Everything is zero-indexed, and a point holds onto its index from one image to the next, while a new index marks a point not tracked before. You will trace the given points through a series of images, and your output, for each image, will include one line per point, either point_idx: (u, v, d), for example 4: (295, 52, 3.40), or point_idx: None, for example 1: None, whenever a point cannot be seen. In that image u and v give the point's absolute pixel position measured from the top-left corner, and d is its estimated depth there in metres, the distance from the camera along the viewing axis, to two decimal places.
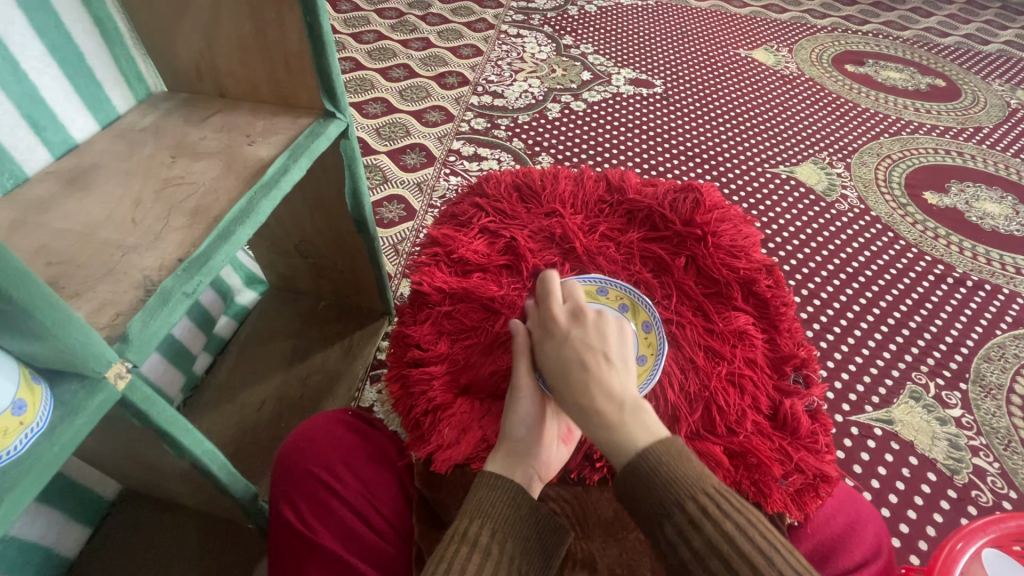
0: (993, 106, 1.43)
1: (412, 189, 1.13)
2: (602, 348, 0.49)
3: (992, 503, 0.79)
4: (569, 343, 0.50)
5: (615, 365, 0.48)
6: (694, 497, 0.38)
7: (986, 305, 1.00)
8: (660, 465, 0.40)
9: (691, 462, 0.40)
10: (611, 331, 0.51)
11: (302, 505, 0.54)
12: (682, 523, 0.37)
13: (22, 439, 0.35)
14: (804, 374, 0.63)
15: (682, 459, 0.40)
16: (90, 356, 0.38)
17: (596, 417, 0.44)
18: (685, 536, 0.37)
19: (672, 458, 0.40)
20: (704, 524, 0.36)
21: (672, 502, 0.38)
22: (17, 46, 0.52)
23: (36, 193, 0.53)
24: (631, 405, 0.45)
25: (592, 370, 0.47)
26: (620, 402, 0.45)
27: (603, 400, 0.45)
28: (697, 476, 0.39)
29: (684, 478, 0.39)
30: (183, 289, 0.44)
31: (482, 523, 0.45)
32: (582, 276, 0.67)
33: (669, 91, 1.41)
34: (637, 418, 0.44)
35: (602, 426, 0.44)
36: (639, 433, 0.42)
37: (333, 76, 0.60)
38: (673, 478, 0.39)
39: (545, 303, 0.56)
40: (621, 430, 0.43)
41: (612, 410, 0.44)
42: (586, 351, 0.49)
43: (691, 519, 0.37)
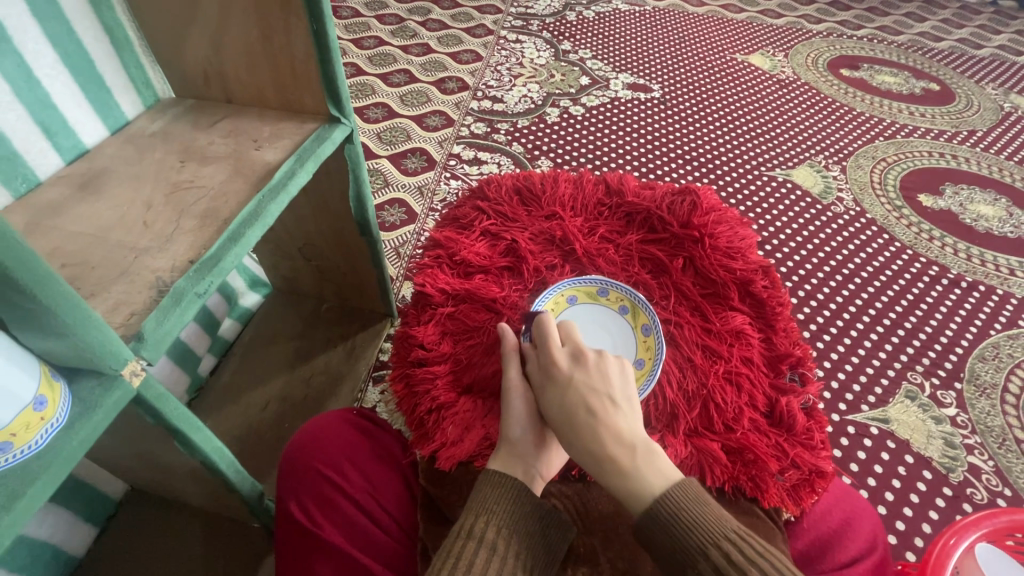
0: (987, 110, 1.45)
1: (414, 193, 1.15)
2: (607, 390, 0.51)
3: (987, 500, 0.80)
4: (573, 387, 0.52)
5: (620, 407, 0.50)
6: (718, 544, 0.40)
7: (981, 306, 1.02)
8: (679, 507, 0.42)
9: (706, 501, 0.43)
10: (612, 373, 0.53)
11: (309, 503, 0.55)
12: (709, 572, 0.40)
13: (43, 434, 0.36)
14: (799, 372, 0.64)
15: (701, 503, 0.43)
16: (107, 354, 0.39)
17: (610, 464, 0.46)
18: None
19: (689, 502, 0.43)
20: (730, 572, 0.39)
21: (696, 551, 0.41)
22: (30, 54, 0.54)
23: (49, 197, 0.54)
24: (642, 448, 0.47)
25: (601, 415, 0.49)
26: (632, 446, 0.47)
27: (615, 446, 0.47)
28: (716, 521, 0.42)
29: (705, 524, 0.41)
30: (194, 290, 0.46)
31: (487, 520, 0.46)
32: (582, 277, 0.69)
33: (667, 95, 1.43)
34: (649, 460, 0.46)
35: (616, 473, 0.46)
36: (654, 479, 0.45)
37: (338, 82, 0.61)
38: (695, 523, 0.41)
39: (543, 346, 0.56)
40: (636, 476, 0.45)
41: (625, 455, 0.46)
42: (591, 395, 0.51)
43: (715, 566, 0.40)
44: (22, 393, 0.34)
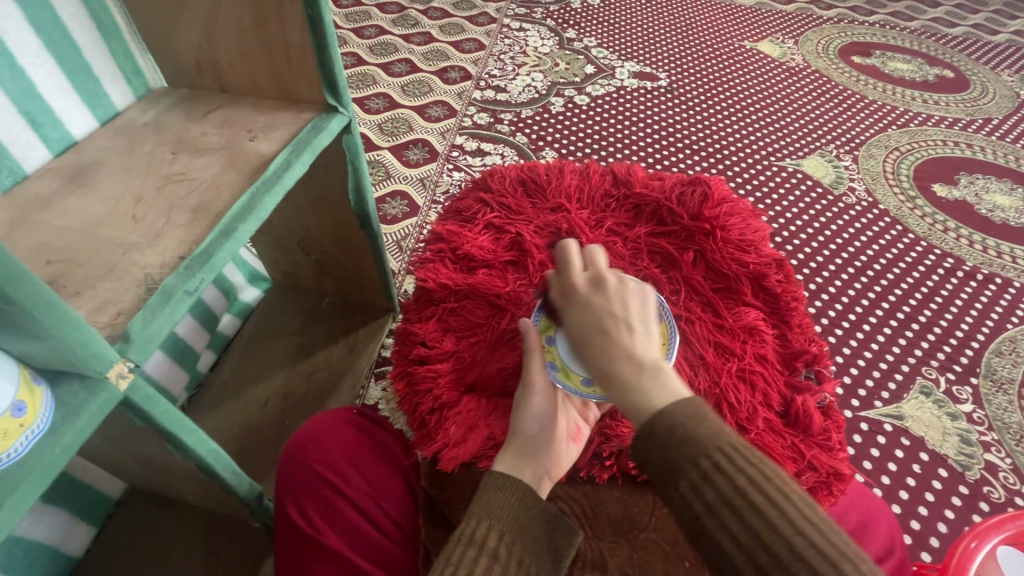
0: (1002, 97, 1.41)
1: (415, 185, 1.12)
2: (622, 312, 0.47)
3: (1005, 499, 0.78)
4: (588, 309, 0.49)
5: (635, 327, 0.46)
6: (709, 453, 0.37)
7: (997, 298, 0.99)
8: (677, 422, 0.38)
9: (710, 420, 0.38)
10: (633, 296, 0.49)
11: (307, 505, 0.54)
12: (695, 480, 0.36)
13: (22, 441, 0.34)
14: (815, 370, 0.62)
15: (702, 420, 0.38)
16: (89, 356, 0.37)
17: (615, 380, 0.43)
18: (697, 489, 0.36)
19: (691, 419, 0.38)
20: (717, 479, 0.36)
21: (684, 459, 0.37)
22: (13, 42, 0.51)
23: (36, 190, 0.52)
24: (650, 365, 0.43)
25: (612, 334, 0.46)
26: (640, 362, 0.43)
27: (624, 364, 0.43)
28: (712, 436, 0.37)
29: (699, 436, 0.38)
30: (184, 288, 0.44)
31: (490, 525, 0.44)
32: None
33: (674, 84, 1.39)
34: (657, 378, 0.42)
35: (620, 388, 0.42)
36: (661, 397, 0.40)
37: (335, 69, 0.59)
38: (688, 437, 0.38)
39: (565, 271, 0.54)
40: (640, 392, 0.41)
41: (631, 371, 0.43)
42: (605, 315, 0.47)
43: (704, 474, 0.36)
44: None
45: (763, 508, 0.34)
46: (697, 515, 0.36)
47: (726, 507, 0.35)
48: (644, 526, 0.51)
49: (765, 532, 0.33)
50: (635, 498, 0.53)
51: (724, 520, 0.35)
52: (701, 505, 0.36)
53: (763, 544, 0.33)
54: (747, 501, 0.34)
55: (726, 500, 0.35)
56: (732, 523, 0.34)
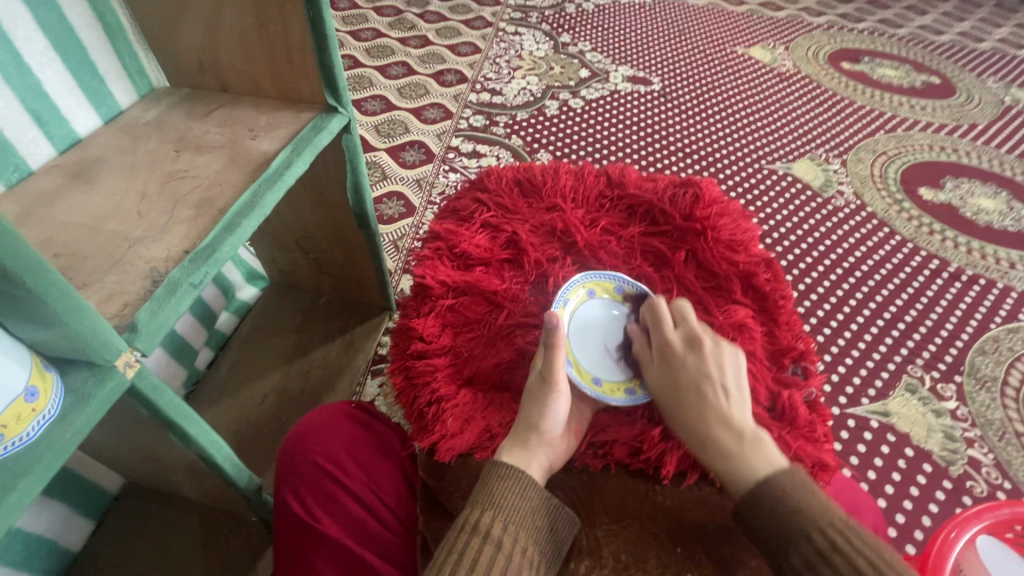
0: (987, 103, 1.44)
1: (412, 186, 1.14)
2: (719, 379, 0.54)
3: (987, 493, 0.80)
4: (685, 372, 0.55)
5: (732, 395, 0.53)
6: (822, 529, 0.42)
7: (981, 299, 1.02)
8: (783, 493, 0.45)
9: (813, 493, 0.45)
10: (726, 362, 0.55)
11: (308, 497, 0.55)
12: (811, 555, 0.41)
13: (34, 426, 0.36)
14: (802, 365, 0.64)
15: (806, 491, 0.45)
16: (100, 344, 0.38)
17: (715, 445, 0.50)
18: (812, 564, 0.41)
19: (793, 487, 0.45)
20: (834, 558, 0.40)
21: (799, 534, 0.43)
22: (20, 40, 0.52)
23: (41, 186, 0.53)
24: (749, 435, 0.50)
25: (712, 402, 0.52)
26: (740, 432, 0.50)
27: (724, 432, 0.50)
28: (822, 510, 0.43)
29: (811, 510, 0.43)
30: (189, 280, 0.45)
31: (494, 515, 0.46)
32: (597, 272, 0.67)
33: (667, 89, 1.41)
34: (756, 447, 0.49)
35: (721, 454, 0.50)
36: (761, 465, 0.48)
37: (335, 70, 0.60)
38: (798, 509, 0.44)
39: (658, 326, 0.60)
40: (742, 460, 0.48)
41: (730, 440, 0.50)
42: (703, 380, 0.54)
43: (819, 551, 0.41)
44: (11, 383, 0.33)
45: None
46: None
47: None
48: (637, 515, 0.53)
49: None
50: (628, 489, 0.55)
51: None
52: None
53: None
54: None
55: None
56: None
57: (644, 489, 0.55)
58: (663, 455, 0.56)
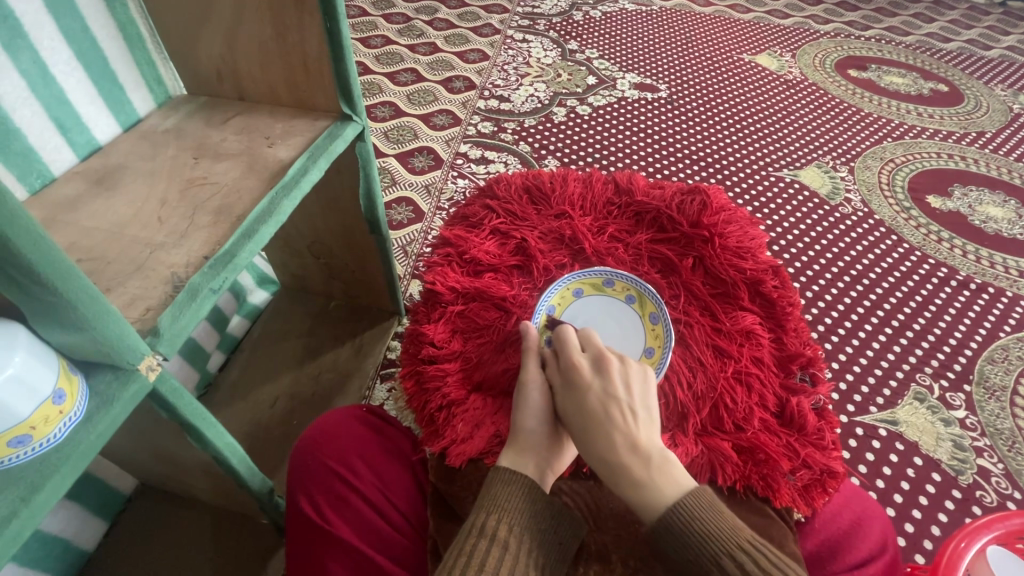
0: (996, 111, 1.44)
1: (421, 191, 1.15)
2: (626, 401, 0.50)
3: (997, 503, 0.79)
4: (590, 395, 0.51)
5: (639, 416, 0.49)
6: (732, 553, 0.42)
7: (990, 308, 1.01)
8: (694, 519, 0.43)
9: (721, 515, 0.43)
10: (634, 382, 0.52)
11: (320, 500, 0.55)
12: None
13: (61, 427, 0.37)
14: (810, 373, 0.64)
15: (714, 513, 0.44)
16: (125, 348, 0.39)
17: (624, 472, 0.46)
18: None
19: (703, 512, 0.43)
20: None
21: (709, 561, 0.42)
22: (46, 50, 0.54)
23: (64, 192, 0.54)
24: (658, 458, 0.47)
25: (620, 426, 0.48)
26: (648, 456, 0.47)
27: (630, 456, 0.46)
28: (729, 531, 0.43)
29: (720, 533, 0.42)
30: (210, 285, 0.46)
31: (501, 518, 0.46)
32: (587, 269, 0.69)
33: (674, 96, 1.42)
34: (663, 470, 0.46)
35: (628, 479, 0.46)
36: (668, 489, 0.45)
37: (350, 79, 0.61)
38: (709, 534, 0.42)
39: (564, 349, 0.56)
40: (651, 487, 0.45)
41: (639, 465, 0.46)
42: (610, 403, 0.50)
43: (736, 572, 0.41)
44: (39, 385, 0.34)
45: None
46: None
47: None
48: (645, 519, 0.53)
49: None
50: None
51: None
52: None
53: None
54: None
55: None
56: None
57: None
58: None
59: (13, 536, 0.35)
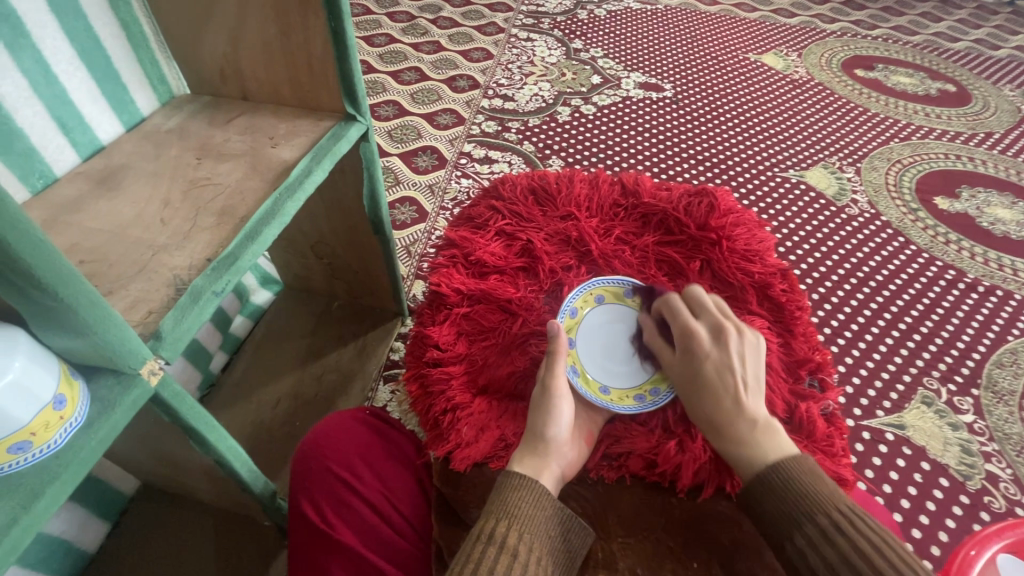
0: (1004, 111, 1.43)
1: (424, 191, 1.14)
2: (739, 369, 0.53)
3: (1005, 509, 0.78)
4: (706, 360, 0.55)
5: (751, 384, 0.53)
6: (828, 512, 0.43)
7: (998, 311, 1.00)
8: (791, 481, 0.45)
9: (820, 480, 0.45)
10: (748, 352, 0.55)
11: (322, 503, 0.54)
12: (814, 536, 0.42)
13: (61, 433, 0.36)
14: (818, 378, 0.64)
15: (813, 476, 0.46)
16: (126, 353, 0.39)
17: (730, 432, 0.50)
18: (814, 545, 0.42)
19: (803, 474, 0.46)
20: (835, 538, 0.41)
21: (802, 514, 0.44)
22: (49, 49, 0.53)
23: (66, 193, 0.54)
24: (763, 423, 0.50)
25: (731, 391, 0.52)
26: (755, 421, 0.50)
27: (739, 419, 0.50)
28: (829, 495, 0.44)
29: (818, 495, 0.44)
30: (212, 288, 0.45)
31: (509, 524, 0.45)
32: (607, 277, 0.68)
33: (679, 95, 1.41)
34: (768, 435, 0.49)
35: (734, 440, 0.50)
36: (772, 452, 0.48)
37: (355, 79, 0.61)
38: (805, 495, 0.44)
39: (680, 315, 0.59)
40: (755, 447, 0.49)
41: (745, 427, 0.50)
42: (724, 371, 0.53)
43: (822, 531, 0.42)
44: (39, 391, 0.34)
45: (880, 568, 0.38)
46: (814, 569, 0.42)
47: (844, 565, 0.40)
48: (653, 527, 0.53)
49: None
50: (645, 500, 0.55)
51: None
52: (821, 561, 0.41)
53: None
54: (864, 563, 0.39)
55: (844, 559, 0.40)
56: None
57: (659, 501, 0.55)
58: (678, 468, 0.55)
59: (12, 545, 0.34)
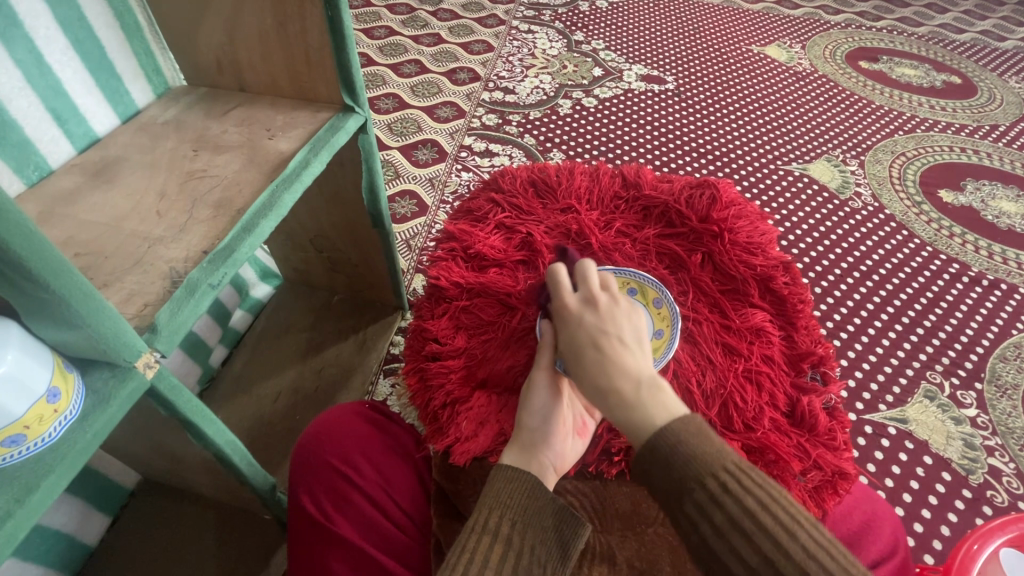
0: (1010, 104, 1.41)
1: (424, 184, 1.14)
2: (615, 331, 0.47)
3: (1008, 503, 0.78)
4: (581, 330, 0.47)
5: (630, 346, 0.46)
6: (717, 473, 0.37)
7: (1001, 304, 1.00)
8: (680, 439, 0.38)
9: (713, 438, 0.39)
10: (623, 315, 0.48)
11: (323, 498, 0.55)
12: (704, 500, 0.36)
13: (56, 426, 0.36)
14: (821, 371, 0.63)
15: (701, 436, 0.39)
16: (122, 347, 0.38)
17: (612, 396, 0.43)
18: (704, 511, 0.36)
19: (691, 433, 0.39)
20: (726, 500, 0.36)
21: (691, 479, 0.37)
22: (42, 39, 0.52)
23: (61, 185, 0.53)
24: (648, 381, 0.43)
25: (608, 353, 0.45)
26: (638, 379, 0.43)
27: (619, 380, 0.43)
28: (718, 452, 0.38)
29: (705, 452, 0.38)
30: (208, 281, 0.45)
31: (502, 514, 0.45)
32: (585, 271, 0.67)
33: (681, 88, 1.40)
34: (654, 394, 0.42)
35: (618, 407, 0.42)
36: (658, 412, 0.41)
37: (353, 70, 0.60)
38: (694, 455, 0.38)
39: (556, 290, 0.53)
40: (639, 409, 0.41)
41: (629, 389, 0.42)
42: (597, 335, 0.47)
43: (711, 495, 0.36)
44: (33, 384, 0.34)
45: (771, 530, 0.34)
46: (704, 537, 0.36)
47: (735, 529, 0.35)
48: (651, 521, 0.52)
49: (775, 556, 0.34)
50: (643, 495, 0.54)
51: (736, 545, 0.35)
52: (710, 528, 0.36)
53: (777, 574, 0.33)
54: (755, 525, 0.35)
55: (734, 523, 0.35)
56: (743, 547, 0.34)
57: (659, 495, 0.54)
58: None
59: (8, 537, 0.34)
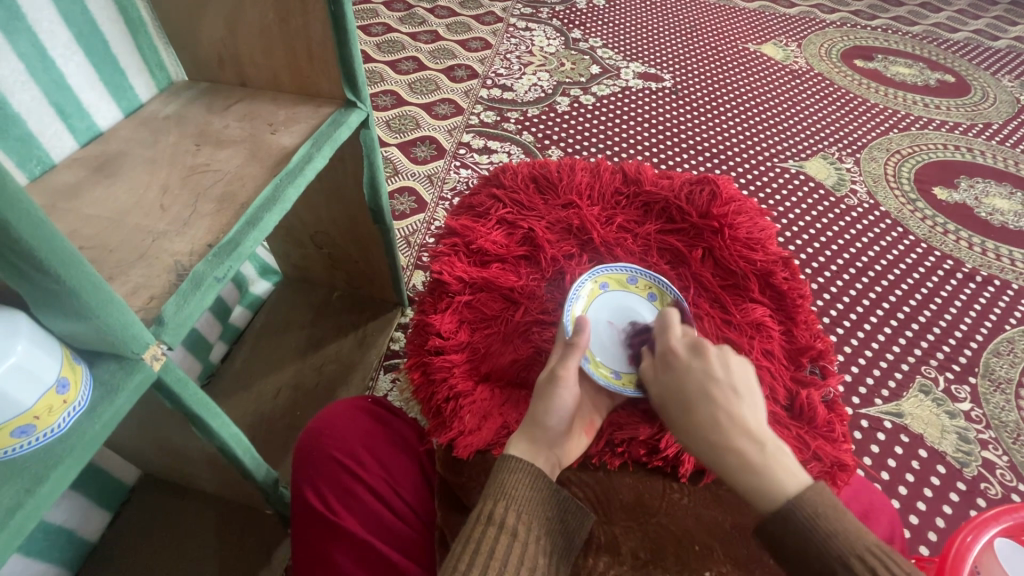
0: (1002, 103, 1.43)
1: (423, 181, 1.14)
2: (727, 380, 0.48)
3: (1001, 495, 0.79)
4: (691, 379, 0.49)
5: (743, 397, 0.47)
6: (861, 556, 0.37)
7: (994, 300, 1.01)
8: (817, 517, 0.39)
9: (846, 512, 0.39)
10: (733, 364, 0.50)
11: (325, 490, 0.55)
12: None
13: (65, 417, 0.36)
14: (820, 365, 0.64)
15: (837, 511, 0.39)
16: (129, 338, 0.38)
17: (730, 452, 0.44)
18: None
19: (826, 508, 0.40)
20: None
21: (835, 560, 0.37)
22: (45, 33, 0.52)
23: (64, 179, 0.53)
24: (771, 445, 0.44)
25: (722, 403, 0.46)
26: (760, 439, 0.44)
27: (739, 437, 0.44)
28: (856, 532, 0.38)
29: (846, 533, 0.38)
30: (214, 274, 0.45)
31: (508, 506, 0.45)
32: (609, 264, 0.68)
33: (678, 85, 1.41)
34: (777, 456, 0.43)
35: (738, 467, 0.43)
36: (785, 478, 0.42)
37: (355, 65, 0.60)
38: (837, 534, 0.38)
39: (663, 336, 0.56)
40: (765, 471, 0.42)
41: (750, 449, 0.43)
42: (708, 383, 0.48)
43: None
44: (43, 374, 0.34)
45: None
46: None
47: None
48: (655, 512, 0.53)
49: None
50: (645, 486, 0.55)
51: None
52: None
53: None
54: None
55: None
56: None
57: (661, 486, 0.55)
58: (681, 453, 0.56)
59: (17, 528, 0.34)
